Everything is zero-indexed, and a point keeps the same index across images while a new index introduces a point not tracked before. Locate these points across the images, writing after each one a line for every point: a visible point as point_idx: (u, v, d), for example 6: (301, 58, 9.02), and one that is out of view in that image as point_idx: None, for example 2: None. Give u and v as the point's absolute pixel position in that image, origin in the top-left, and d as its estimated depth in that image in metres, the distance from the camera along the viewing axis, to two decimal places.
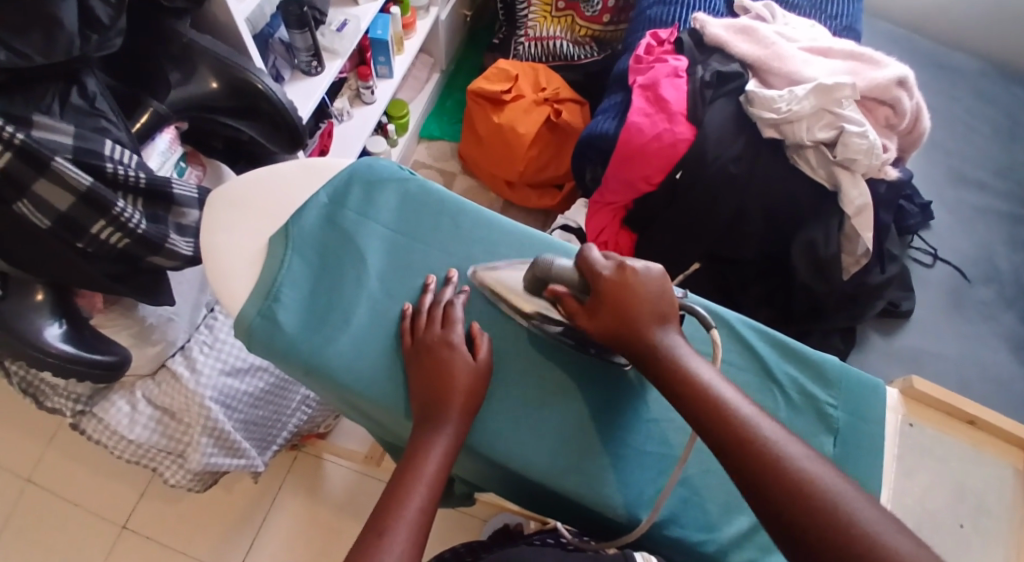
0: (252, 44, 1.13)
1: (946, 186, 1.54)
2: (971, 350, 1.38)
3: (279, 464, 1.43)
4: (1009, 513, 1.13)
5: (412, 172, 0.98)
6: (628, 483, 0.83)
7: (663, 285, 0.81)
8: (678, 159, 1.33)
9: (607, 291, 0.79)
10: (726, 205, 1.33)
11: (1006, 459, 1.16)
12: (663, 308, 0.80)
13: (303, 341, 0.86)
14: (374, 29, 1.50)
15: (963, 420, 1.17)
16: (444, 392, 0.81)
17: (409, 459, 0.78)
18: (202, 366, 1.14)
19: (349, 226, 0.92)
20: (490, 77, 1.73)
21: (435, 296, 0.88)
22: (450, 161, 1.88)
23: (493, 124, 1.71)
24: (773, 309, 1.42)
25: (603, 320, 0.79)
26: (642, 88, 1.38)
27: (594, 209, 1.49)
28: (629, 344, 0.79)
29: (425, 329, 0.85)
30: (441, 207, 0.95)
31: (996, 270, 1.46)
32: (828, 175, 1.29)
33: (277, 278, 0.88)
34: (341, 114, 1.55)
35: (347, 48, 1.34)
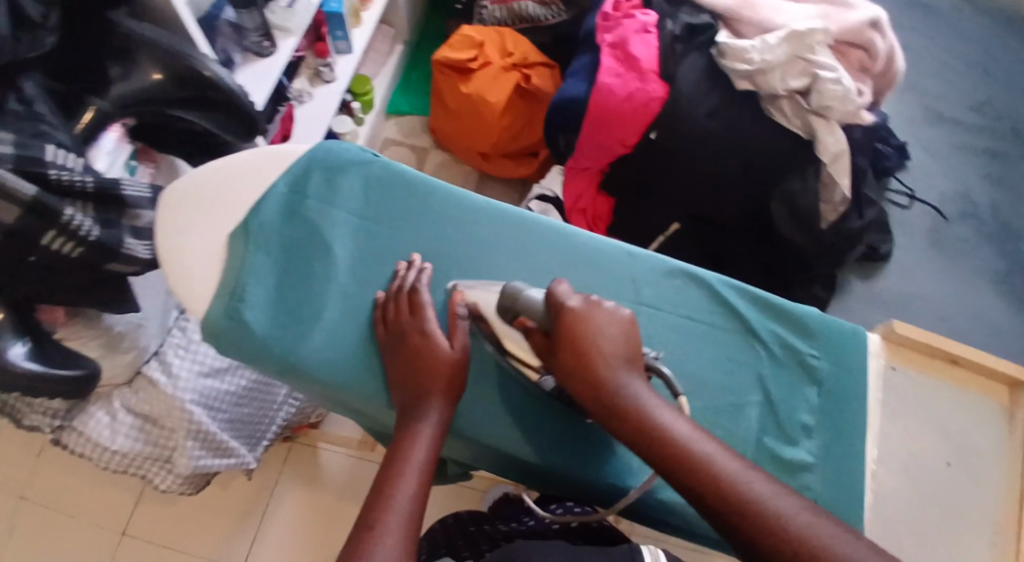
0: (196, 29, 1.10)
1: (924, 126, 1.57)
2: (952, 289, 1.43)
3: (273, 458, 1.42)
4: (995, 450, 1.13)
5: (374, 153, 0.97)
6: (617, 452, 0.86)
7: (628, 329, 0.80)
8: (653, 118, 1.32)
9: (571, 328, 0.78)
10: (705, 162, 1.31)
11: (988, 397, 1.17)
12: (630, 352, 0.79)
13: (274, 339, 0.86)
14: (327, 2, 1.45)
15: (946, 360, 1.16)
16: (423, 379, 0.81)
17: (397, 443, 0.78)
18: (179, 369, 1.14)
19: (313, 216, 0.92)
20: (454, 45, 1.70)
21: (402, 280, 0.88)
22: (421, 136, 1.86)
23: (462, 94, 1.69)
24: (755, 264, 1.42)
25: (566, 359, 0.78)
26: (611, 47, 1.36)
27: (571, 175, 1.49)
28: (588, 384, 0.77)
29: (396, 318, 0.85)
30: (407, 190, 0.95)
31: (974, 206, 1.51)
32: (803, 124, 1.28)
33: (241, 275, 0.88)
34: (300, 95, 1.53)
35: (301, 25, 1.30)
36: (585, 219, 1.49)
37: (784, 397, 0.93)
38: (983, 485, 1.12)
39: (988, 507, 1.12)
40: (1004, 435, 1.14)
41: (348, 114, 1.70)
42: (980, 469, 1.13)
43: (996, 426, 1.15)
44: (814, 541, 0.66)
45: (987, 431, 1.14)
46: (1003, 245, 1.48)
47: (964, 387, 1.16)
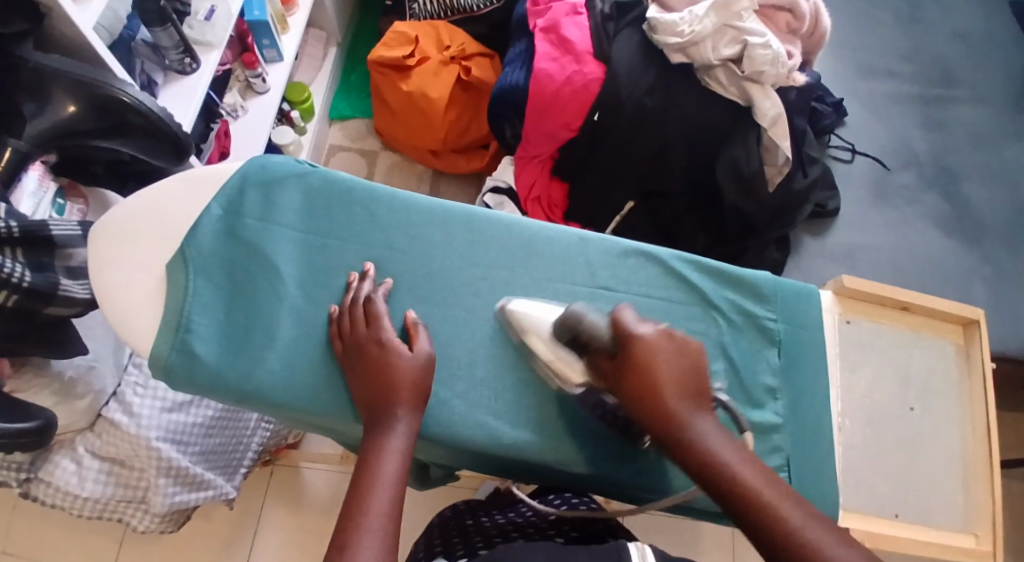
0: (111, 58, 1.06)
1: (859, 81, 1.62)
2: (902, 236, 1.47)
3: (255, 483, 1.40)
4: (959, 392, 1.05)
5: (310, 163, 0.96)
6: (586, 435, 0.90)
7: (695, 362, 0.82)
8: (594, 100, 1.33)
9: (640, 357, 0.80)
10: (650, 139, 1.33)
11: (945, 338, 1.07)
12: (693, 383, 0.81)
13: (226, 367, 0.86)
14: (250, 10, 1.42)
15: (897, 307, 1.06)
16: (385, 387, 0.82)
17: (369, 450, 0.79)
18: (140, 408, 1.12)
19: (253, 235, 0.91)
20: (389, 43, 1.69)
21: (356, 293, 0.88)
22: (367, 139, 1.85)
23: (403, 93, 1.68)
24: (710, 234, 1.44)
25: (632, 386, 0.80)
26: (544, 32, 1.36)
27: (523, 164, 1.49)
28: (653, 413, 0.79)
29: (352, 330, 0.86)
30: (349, 199, 0.94)
31: (914, 154, 1.55)
32: (739, 91, 1.30)
33: (185, 306, 0.87)
34: (234, 110, 1.50)
35: (220, 37, 1.28)
36: (541, 207, 1.50)
37: (745, 359, 0.96)
38: (953, 426, 1.05)
39: (965, 448, 1.05)
40: (971, 377, 1.06)
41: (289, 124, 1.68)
42: (953, 415, 1.05)
43: (957, 368, 1.06)
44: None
45: (949, 376, 1.05)
46: (945, 188, 1.51)
47: (927, 333, 1.06)
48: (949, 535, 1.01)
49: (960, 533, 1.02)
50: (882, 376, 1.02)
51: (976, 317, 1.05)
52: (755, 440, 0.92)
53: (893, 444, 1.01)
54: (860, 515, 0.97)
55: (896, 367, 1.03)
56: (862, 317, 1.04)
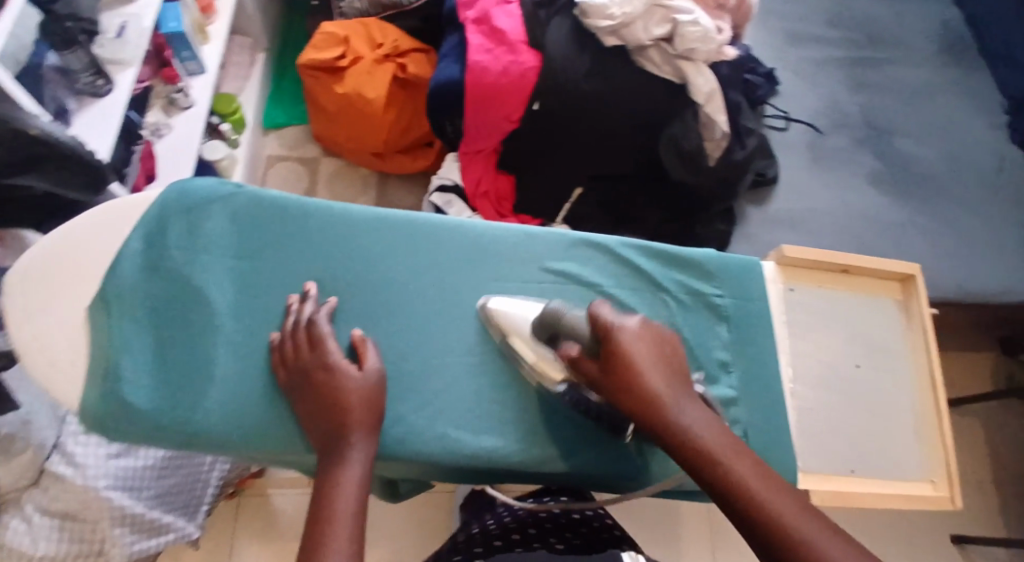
0: (19, 89, 1.03)
1: (787, 50, 1.66)
2: (840, 197, 1.51)
3: (222, 516, 1.38)
4: (904, 346, 1.06)
5: (233, 184, 0.96)
6: (540, 433, 0.92)
7: (672, 350, 0.83)
8: (532, 89, 1.32)
9: (619, 353, 0.79)
10: (590, 123, 1.34)
11: (886, 294, 1.08)
12: (671, 371, 0.81)
13: (162, 412, 0.86)
14: (165, 22, 1.40)
15: (838, 269, 1.07)
16: (337, 410, 0.83)
17: (325, 479, 0.80)
18: (84, 458, 1.14)
19: (180, 268, 0.92)
20: (318, 45, 1.66)
21: (299, 315, 0.90)
22: (305, 146, 1.83)
23: (337, 95, 1.66)
24: (663, 212, 1.45)
25: (613, 384, 0.80)
26: (475, 23, 1.35)
27: (467, 160, 1.48)
28: (636, 408, 0.79)
29: (296, 357, 0.87)
30: (276, 219, 0.95)
31: (845, 114, 1.60)
32: (674, 70, 1.31)
33: (112, 353, 0.88)
34: (157, 129, 1.46)
35: (135, 53, 1.25)
36: (490, 202, 1.49)
37: (699, 337, 0.99)
38: (900, 380, 1.05)
39: (916, 403, 1.04)
40: (915, 329, 1.06)
41: (218, 137, 1.64)
42: (900, 369, 1.05)
43: (900, 323, 1.07)
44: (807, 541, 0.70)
45: (891, 329, 1.06)
46: (878, 146, 1.57)
47: (869, 293, 1.07)
48: (911, 486, 0.99)
49: (919, 481, 1.00)
50: (828, 339, 1.04)
51: (914, 272, 1.06)
52: None
53: (842, 402, 1.03)
54: (817, 476, 0.98)
55: (841, 329, 1.05)
56: (806, 283, 1.06)
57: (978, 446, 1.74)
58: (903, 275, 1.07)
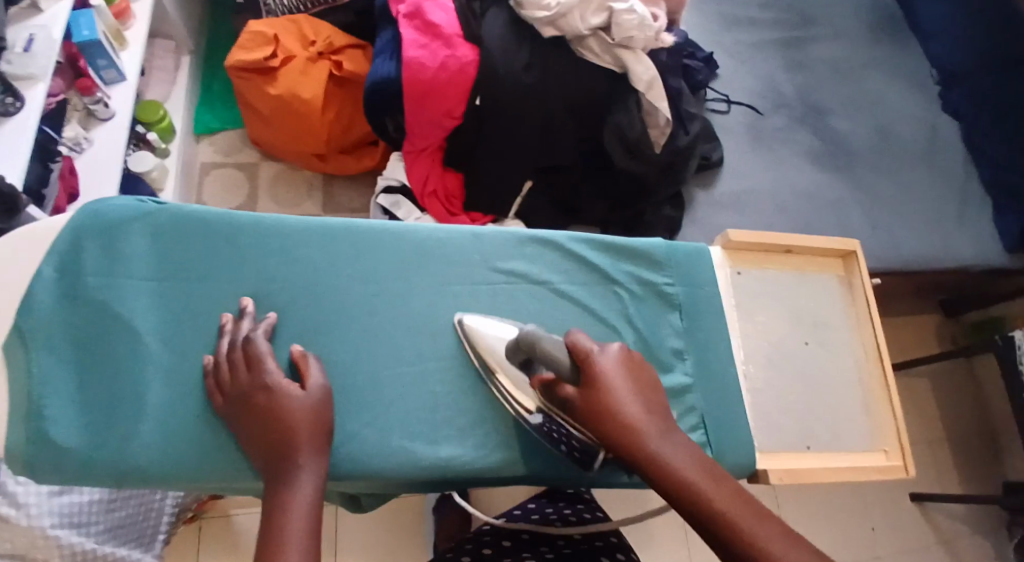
0: None
1: (723, 32, 1.68)
2: (781, 176, 1.54)
3: (185, 540, 1.36)
4: (846, 320, 1.07)
5: (151, 200, 0.93)
6: (491, 437, 0.92)
7: (648, 379, 0.85)
8: (472, 84, 1.31)
9: (599, 382, 0.82)
10: (531, 117, 1.32)
11: (827, 271, 1.10)
12: (649, 398, 0.83)
13: (94, 450, 0.84)
14: (79, 31, 1.36)
15: (781, 250, 1.08)
16: (282, 431, 0.82)
17: (271, 497, 0.79)
18: (26, 497, 1.09)
19: (101, 296, 0.88)
20: (246, 44, 1.62)
21: (233, 335, 0.88)
22: (242, 151, 1.79)
23: (273, 98, 1.62)
24: (610, 202, 1.45)
25: (591, 413, 0.81)
26: (407, 18, 1.32)
27: (412, 158, 1.45)
28: (614, 437, 0.81)
29: (232, 382, 0.85)
30: (201, 234, 0.92)
31: (782, 95, 1.63)
32: (613, 58, 1.31)
33: (33, 390, 0.84)
34: (77, 143, 1.42)
35: (44, 67, 1.21)
36: (439, 200, 1.46)
37: (650, 327, 1.01)
38: (847, 353, 1.06)
39: (863, 376, 1.06)
40: (857, 302, 1.08)
41: (147, 147, 1.60)
42: (846, 344, 1.07)
43: (841, 298, 1.08)
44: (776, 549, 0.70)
45: (833, 306, 1.08)
46: (815, 124, 1.61)
47: (812, 272, 1.09)
48: (861, 457, 1.01)
49: (872, 453, 1.02)
50: (776, 318, 1.05)
51: (852, 248, 1.08)
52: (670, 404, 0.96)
53: (795, 380, 1.03)
54: (770, 454, 0.99)
55: (786, 307, 1.06)
56: (751, 266, 1.07)
57: (926, 407, 1.80)
58: (839, 251, 1.09)
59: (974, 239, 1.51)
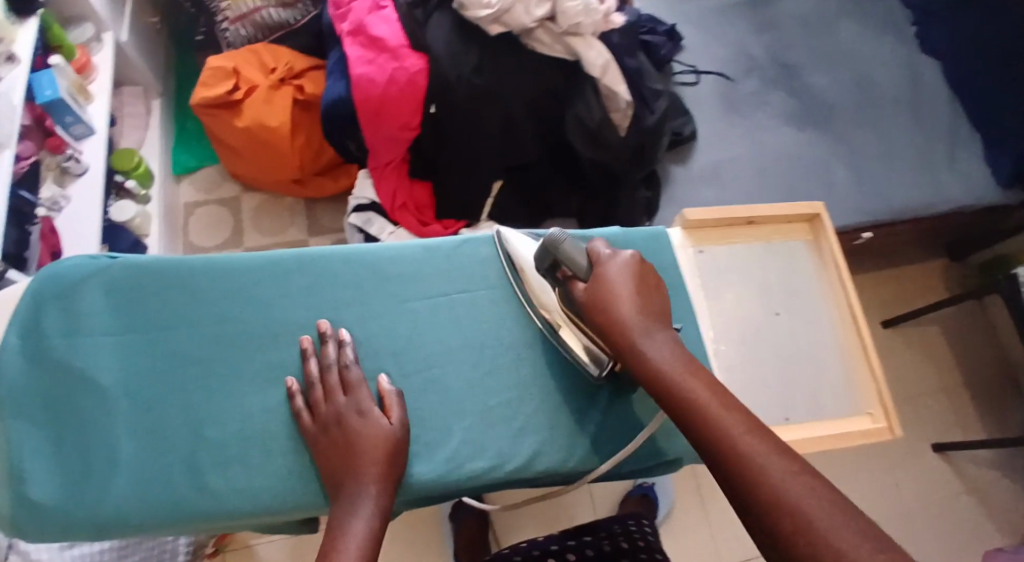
0: None
1: (685, 3, 1.66)
2: (758, 140, 1.52)
3: None
4: (817, 285, 1.08)
5: (107, 254, 0.93)
6: (473, 446, 0.92)
7: (660, 290, 0.89)
8: (424, 93, 1.31)
9: (607, 281, 0.86)
10: (490, 118, 1.31)
11: (795, 237, 1.10)
12: (656, 308, 0.86)
13: (75, 506, 0.85)
14: (41, 90, 1.36)
15: (743, 222, 1.08)
16: (356, 461, 0.86)
17: (337, 520, 0.83)
18: (38, 554, 1.09)
19: (68, 356, 0.89)
20: (208, 81, 1.61)
21: (325, 360, 0.91)
22: (223, 186, 1.80)
23: (240, 131, 1.61)
24: (581, 195, 1.46)
25: (596, 307, 0.85)
26: (352, 35, 1.34)
27: (379, 175, 1.46)
28: (614, 335, 0.84)
29: (326, 400, 0.89)
30: (159, 283, 0.93)
31: (752, 58, 1.61)
32: (564, 47, 1.29)
33: (14, 455, 0.86)
34: (55, 202, 1.42)
35: (8, 132, 1.20)
36: (410, 213, 1.47)
37: None
38: (820, 316, 1.07)
39: (840, 339, 1.06)
40: (827, 266, 1.08)
41: (128, 195, 1.61)
42: (819, 309, 1.07)
43: (810, 263, 1.09)
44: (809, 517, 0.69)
45: (803, 271, 1.08)
46: (788, 83, 1.59)
47: (778, 240, 1.09)
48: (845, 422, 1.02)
49: (855, 417, 1.02)
50: (743, 293, 1.06)
51: (816, 211, 1.08)
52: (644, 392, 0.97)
53: (768, 354, 1.04)
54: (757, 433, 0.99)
55: (752, 280, 1.07)
56: (714, 243, 1.08)
57: (938, 353, 1.79)
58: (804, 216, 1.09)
59: (964, 178, 1.51)
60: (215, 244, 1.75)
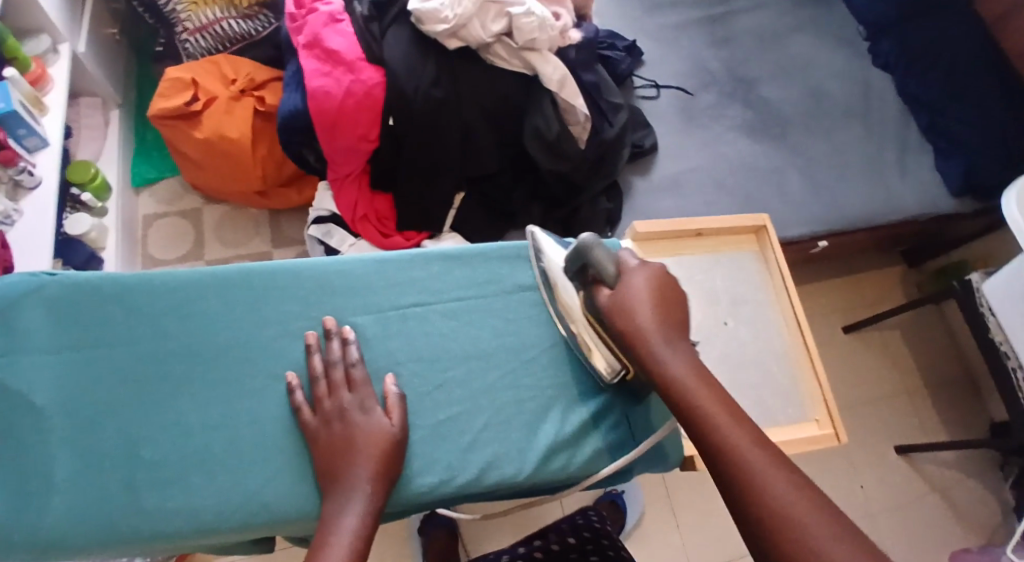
0: None
1: (645, 18, 1.68)
2: (717, 152, 1.55)
3: None
4: (763, 294, 1.15)
5: (46, 272, 0.92)
6: (427, 460, 0.92)
7: (683, 301, 0.87)
8: (382, 106, 1.30)
9: (635, 291, 0.84)
10: (450, 130, 1.32)
11: (743, 249, 1.17)
12: (677, 320, 0.85)
13: (13, 528, 0.84)
14: None
15: (692, 234, 1.15)
16: (352, 458, 0.87)
17: (326, 521, 0.84)
18: None
19: (5, 376, 0.88)
20: (166, 92, 1.59)
21: (331, 355, 0.93)
22: (184, 198, 1.78)
23: (200, 142, 1.59)
24: (544, 202, 1.44)
25: (621, 317, 0.84)
26: (308, 49, 1.33)
27: (339, 187, 1.44)
28: (636, 345, 0.83)
29: (331, 395, 0.91)
30: (100, 300, 0.92)
31: (710, 73, 1.63)
32: (522, 62, 1.32)
33: None
34: (8, 216, 1.38)
35: None
36: (371, 224, 1.45)
37: None
38: (768, 323, 1.13)
39: (787, 345, 1.13)
40: (773, 276, 1.15)
41: (84, 208, 1.59)
42: (766, 317, 1.14)
43: (757, 273, 1.16)
44: (800, 532, 0.71)
45: (751, 280, 1.15)
46: (745, 97, 1.62)
47: (726, 251, 1.16)
48: (793, 427, 1.08)
49: (803, 422, 1.09)
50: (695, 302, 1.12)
51: (762, 223, 1.16)
52: (598, 401, 0.98)
53: (721, 361, 1.10)
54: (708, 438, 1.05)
55: (704, 289, 1.13)
56: (666, 255, 1.14)
57: (900, 359, 1.82)
58: (751, 228, 1.16)
59: (914, 189, 1.55)
60: (176, 256, 1.73)
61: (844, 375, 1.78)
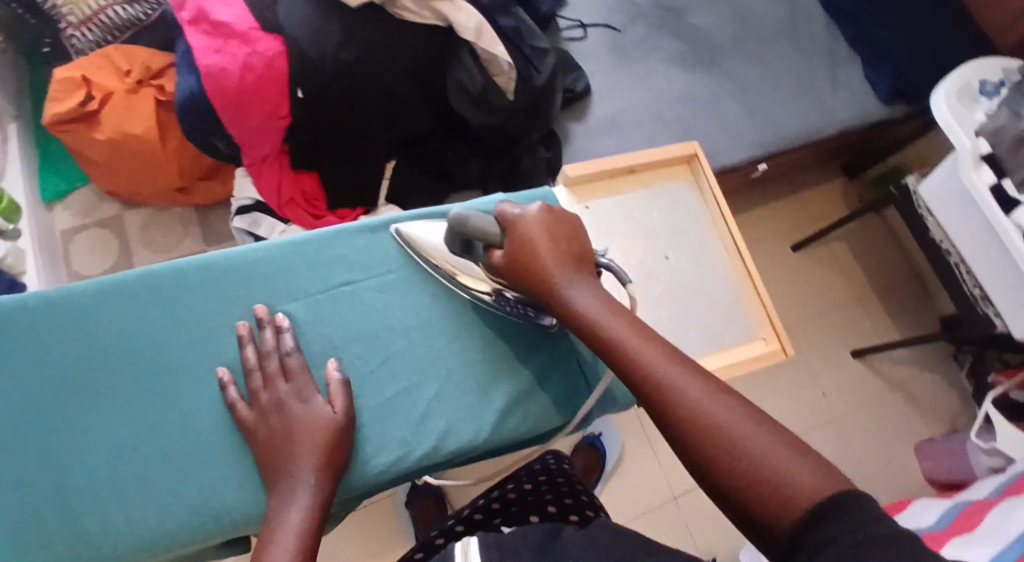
0: None
1: None
2: (654, 87, 1.47)
3: None
4: (699, 223, 1.10)
5: None
6: (379, 439, 0.89)
7: (577, 229, 0.88)
8: (289, 76, 1.20)
9: (523, 241, 0.84)
10: (365, 95, 1.23)
11: (676, 179, 1.12)
12: (575, 250, 0.86)
13: None
14: None
15: (624, 172, 1.09)
16: (290, 452, 0.83)
17: (270, 518, 0.81)
18: None
19: None
20: (55, 95, 1.44)
21: (263, 343, 0.89)
22: (101, 206, 1.65)
23: (103, 144, 1.47)
24: (481, 158, 1.36)
25: (522, 268, 0.84)
26: (197, 27, 1.21)
27: (257, 173, 1.34)
28: (542, 291, 0.83)
29: (268, 388, 0.87)
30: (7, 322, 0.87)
31: (636, 6, 1.55)
32: (433, 12, 1.21)
33: None
34: None
35: None
36: (300, 206, 1.36)
37: None
38: (709, 252, 1.09)
39: (729, 270, 1.09)
40: (709, 203, 1.11)
41: None
42: (704, 244, 1.10)
43: (692, 202, 1.11)
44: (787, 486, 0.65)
45: (688, 210, 1.11)
46: (675, 27, 1.54)
47: (659, 184, 1.11)
48: (743, 348, 1.05)
49: (752, 342, 1.06)
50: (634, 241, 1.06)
51: (692, 150, 1.11)
52: (549, 353, 0.96)
53: (666, 295, 1.05)
54: None
55: (642, 226, 1.08)
56: (600, 196, 1.08)
57: (852, 273, 1.80)
58: (682, 157, 1.12)
59: (850, 101, 1.51)
60: (102, 268, 1.61)
61: (809, 294, 1.76)
